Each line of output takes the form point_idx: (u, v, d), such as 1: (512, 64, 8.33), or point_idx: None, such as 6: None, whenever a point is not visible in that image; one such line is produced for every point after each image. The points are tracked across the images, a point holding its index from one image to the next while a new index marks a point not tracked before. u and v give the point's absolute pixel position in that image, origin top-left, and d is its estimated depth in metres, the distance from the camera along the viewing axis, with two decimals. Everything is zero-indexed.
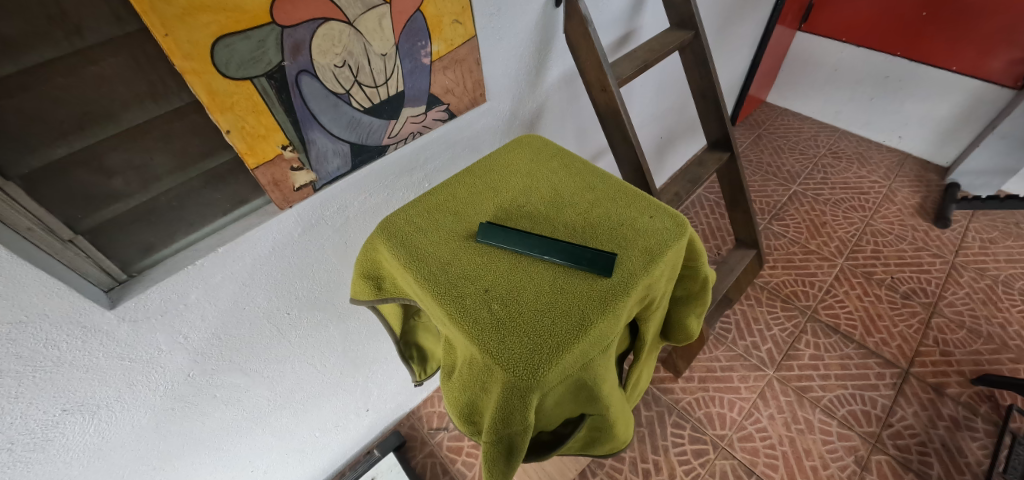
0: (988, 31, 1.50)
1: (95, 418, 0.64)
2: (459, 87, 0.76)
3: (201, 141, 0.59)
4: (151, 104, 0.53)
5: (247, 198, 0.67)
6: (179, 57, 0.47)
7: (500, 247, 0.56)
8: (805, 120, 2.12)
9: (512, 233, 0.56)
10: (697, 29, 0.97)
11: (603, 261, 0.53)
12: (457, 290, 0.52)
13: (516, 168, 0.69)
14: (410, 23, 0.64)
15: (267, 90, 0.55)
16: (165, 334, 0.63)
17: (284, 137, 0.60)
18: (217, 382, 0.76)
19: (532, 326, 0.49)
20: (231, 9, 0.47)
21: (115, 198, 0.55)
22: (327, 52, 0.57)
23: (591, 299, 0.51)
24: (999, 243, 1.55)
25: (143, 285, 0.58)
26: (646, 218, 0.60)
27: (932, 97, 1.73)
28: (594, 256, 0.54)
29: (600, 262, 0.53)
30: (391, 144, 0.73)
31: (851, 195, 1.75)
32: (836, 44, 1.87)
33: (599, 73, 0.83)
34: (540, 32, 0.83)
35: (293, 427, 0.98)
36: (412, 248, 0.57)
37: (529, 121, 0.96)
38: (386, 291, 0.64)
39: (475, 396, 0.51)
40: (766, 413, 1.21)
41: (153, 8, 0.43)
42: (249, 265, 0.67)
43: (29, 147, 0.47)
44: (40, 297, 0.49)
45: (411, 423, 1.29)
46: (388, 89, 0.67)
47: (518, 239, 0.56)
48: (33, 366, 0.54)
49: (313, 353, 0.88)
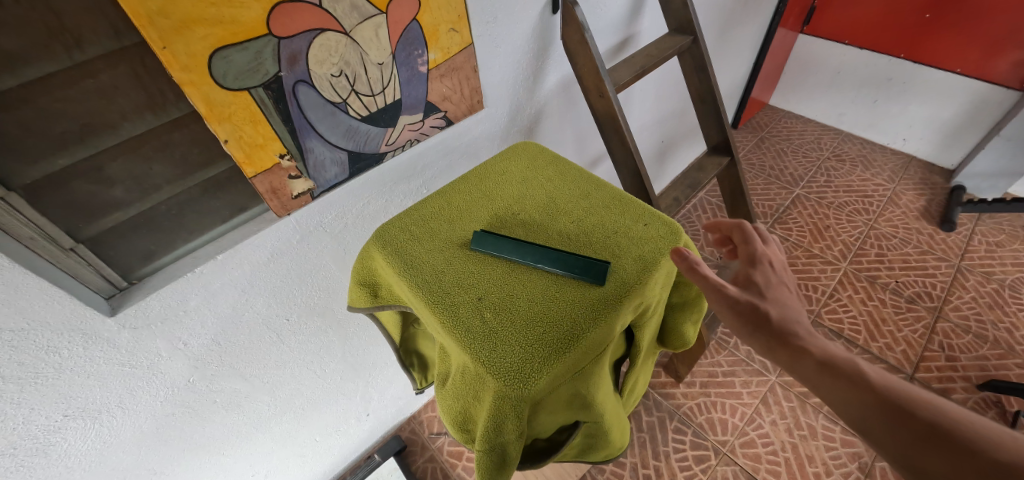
0: (994, 31, 1.49)
1: (95, 424, 0.65)
2: (456, 95, 0.77)
3: (200, 150, 0.60)
4: (150, 115, 0.54)
5: (246, 205, 0.67)
6: (178, 69, 0.48)
7: (490, 252, 0.57)
8: (809, 122, 2.11)
9: (502, 238, 0.57)
10: (696, 34, 0.97)
11: (594, 266, 0.54)
12: (451, 297, 0.52)
13: (512, 174, 0.69)
14: (406, 32, 0.64)
15: (264, 100, 0.55)
16: (165, 340, 0.64)
17: (282, 146, 0.60)
18: (216, 388, 0.76)
19: (524, 334, 0.49)
20: (228, 21, 0.48)
21: (115, 207, 0.56)
22: (323, 61, 0.58)
23: (582, 306, 0.51)
24: (1005, 246, 1.53)
25: (143, 292, 0.59)
26: (640, 226, 0.60)
27: (936, 99, 1.72)
28: (585, 261, 0.54)
29: (591, 266, 0.54)
30: (389, 151, 0.73)
31: (855, 197, 1.74)
32: (839, 46, 1.86)
33: (596, 79, 0.83)
34: (537, 39, 0.84)
35: (293, 432, 0.98)
36: (406, 255, 0.57)
37: (528, 127, 0.97)
38: (382, 298, 0.64)
39: (469, 404, 0.51)
40: (769, 419, 1.20)
41: (151, 22, 0.44)
42: (247, 272, 0.67)
43: (30, 157, 0.48)
44: (42, 305, 0.50)
45: (411, 427, 1.29)
46: (385, 97, 0.67)
47: (510, 246, 0.56)
48: (34, 372, 0.54)
49: (313, 358, 0.89)
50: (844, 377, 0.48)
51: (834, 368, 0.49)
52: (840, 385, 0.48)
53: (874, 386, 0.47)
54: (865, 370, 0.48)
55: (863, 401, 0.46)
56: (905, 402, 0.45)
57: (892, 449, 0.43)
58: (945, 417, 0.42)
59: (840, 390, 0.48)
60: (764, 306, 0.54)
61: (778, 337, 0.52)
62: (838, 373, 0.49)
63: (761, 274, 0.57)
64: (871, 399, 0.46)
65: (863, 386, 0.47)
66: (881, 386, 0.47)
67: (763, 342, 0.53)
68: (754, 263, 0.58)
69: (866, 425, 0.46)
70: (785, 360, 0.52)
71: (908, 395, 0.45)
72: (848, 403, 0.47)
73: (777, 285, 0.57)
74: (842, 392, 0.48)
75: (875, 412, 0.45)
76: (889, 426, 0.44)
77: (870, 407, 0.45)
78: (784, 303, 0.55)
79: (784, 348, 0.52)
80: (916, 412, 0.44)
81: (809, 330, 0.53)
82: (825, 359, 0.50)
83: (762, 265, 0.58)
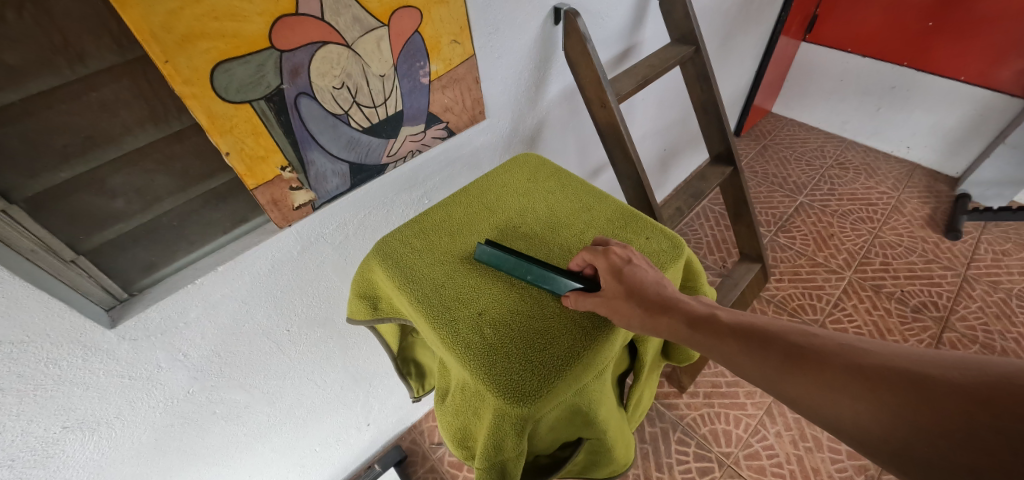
0: (997, 40, 1.49)
1: (94, 435, 0.65)
2: (458, 106, 0.77)
3: (202, 161, 0.60)
4: (153, 128, 0.54)
5: (247, 216, 0.67)
6: (180, 83, 0.48)
7: (493, 269, 0.56)
8: (811, 130, 2.10)
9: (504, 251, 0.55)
10: (698, 44, 0.97)
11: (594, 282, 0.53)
12: (449, 312, 0.52)
13: (512, 186, 0.69)
14: (408, 45, 0.64)
15: (267, 113, 0.55)
16: (165, 352, 0.64)
17: (283, 158, 0.60)
18: (217, 399, 0.76)
19: (523, 350, 0.48)
20: (230, 35, 0.49)
21: (117, 219, 0.56)
22: (326, 74, 0.58)
23: (583, 323, 0.51)
24: (1012, 255, 1.52)
25: (143, 304, 0.59)
26: (642, 240, 0.60)
27: (939, 108, 1.72)
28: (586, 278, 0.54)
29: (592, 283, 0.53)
30: (390, 163, 0.73)
31: (859, 206, 1.73)
32: (841, 55, 1.86)
33: (598, 89, 0.83)
34: (539, 50, 0.84)
35: (293, 442, 0.97)
36: (406, 269, 0.57)
37: (530, 137, 0.96)
38: (381, 311, 0.64)
39: (469, 420, 0.51)
40: (774, 430, 1.18)
41: (153, 36, 0.44)
42: (249, 283, 0.67)
43: (32, 170, 0.48)
44: (41, 317, 0.50)
45: (412, 437, 1.28)
46: (386, 109, 0.67)
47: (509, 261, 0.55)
48: (33, 384, 0.54)
49: (313, 368, 0.88)
50: (713, 331, 0.47)
51: (704, 325, 0.48)
52: (711, 338, 0.46)
53: (739, 330, 0.46)
54: (726, 318, 0.48)
55: (733, 348, 0.45)
56: (764, 334, 0.45)
57: (772, 385, 0.42)
58: (802, 338, 0.43)
59: (714, 343, 0.47)
60: (625, 296, 0.49)
61: (649, 310, 0.49)
62: (708, 329, 0.47)
63: (612, 265, 0.52)
64: (740, 343, 0.45)
65: (728, 333, 0.46)
66: (743, 327, 0.46)
67: (640, 325, 0.49)
68: (603, 259, 0.53)
69: (743, 370, 0.45)
70: (661, 333, 0.48)
71: (769, 330, 0.45)
72: (727, 356, 0.46)
73: (630, 265, 0.52)
74: (714, 346, 0.46)
75: (746, 355, 0.44)
76: (761, 364, 0.43)
77: (741, 353, 0.45)
78: (640, 280, 0.50)
79: (656, 321, 0.48)
80: (778, 342, 0.44)
81: (672, 293, 0.51)
82: (691, 317, 0.48)
83: (611, 257, 0.53)
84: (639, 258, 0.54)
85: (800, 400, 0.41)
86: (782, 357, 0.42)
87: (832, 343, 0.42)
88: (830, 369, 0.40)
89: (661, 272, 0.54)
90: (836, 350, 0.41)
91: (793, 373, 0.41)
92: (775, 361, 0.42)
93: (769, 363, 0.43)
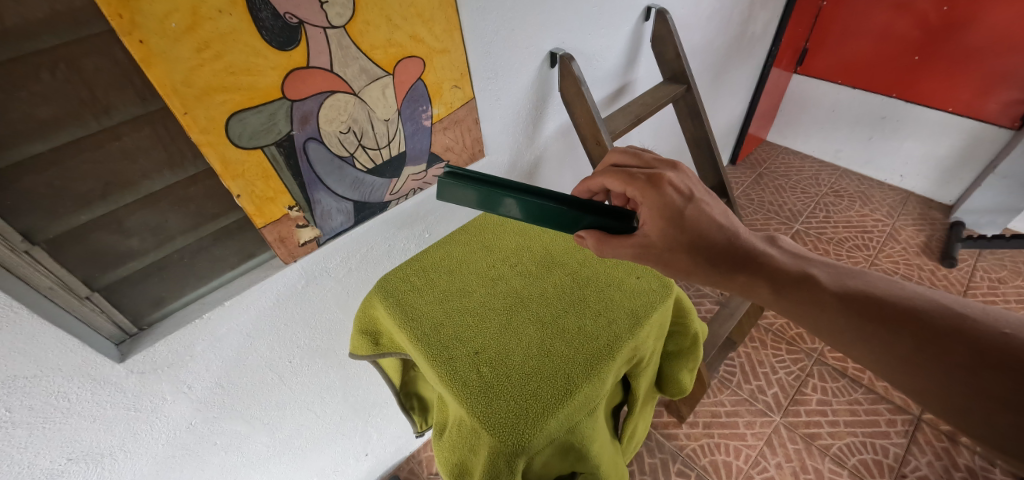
0: (983, 72, 1.53)
1: (97, 466, 0.66)
2: (459, 145, 0.80)
3: (214, 202, 0.63)
4: (169, 173, 0.57)
5: (255, 252, 0.70)
6: (196, 131, 0.51)
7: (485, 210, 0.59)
8: (805, 159, 2.15)
9: (487, 189, 0.55)
10: (688, 83, 1.02)
11: (627, 222, 0.56)
12: (448, 351, 0.54)
13: (510, 224, 0.73)
14: (411, 91, 0.68)
15: (276, 157, 0.59)
16: (170, 384, 0.65)
17: (290, 198, 0.63)
18: (216, 430, 0.76)
19: (520, 390, 0.50)
20: (245, 88, 0.52)
21: (131, 257, 0.59)
22: (333, 120, 0.61)
23: (575, 361, 0.53)
24: (1008, 282, 1.53)
25: (152, 338, 0.61)
26: (632, 279, 0.63)
27: (929, 137, 1.76)
28: (594, 207, 0.56)
29: (613, 216, 0.56)
30: (392, 200, 0.76)
31: (854, 233, 1.75)
32: (832, 86, 1.91)
33: (592, 128, 0.88)
34: (536, 92, 0.88)
35: (291, 473, 0.98)
36: (408, 308, 0.60)
37: (529, 171, 1.00)
38: (383, 346, 0.65)
39: (465, 457, 0.52)
40: (774, 461, 1.18)
41: (174, 91, 0.48)
42: (253, 317, 0.69)
43: (55, 213, 0.51)
44: (56, 353, 0.52)
45: (411, 467, 1.26)
46: (389, 150, 0.70)
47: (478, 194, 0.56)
48: (42, 417, 0.55)
49: (313, 399, 0.89)
50: (813, 295, 0.48)
51: (796, 290, 0.49)
52: (806, 306, 0.48)
53: (848, 297, 0.46)
54: (827, 282, 0.48)
55: (840, 322, 0.46)
56: (884, 309, 0.44)
57: (885, 368, 0.43)
58: (939, 319, 0.41)
59: (809, 311, 0.48)
60: (683, 248, 0.54)
61: (712, 269, 0.54)
62: (804, 297, 0.49)
63: (666, 201, 0.55)
64: (850, 317, 0.45)
65: (832, 299, 0.47)
66: (857, 299, 0.46)
67: (699, 278, 0.55)
68: (655, 193, 0.56)
69: (847, 348, 0.45)
70: (733, 289, 0.53)
71: (894, 304, 0.44)
72: (829, 327, 0.46)
73: (688, 201, 0.55)
74: (816, 314, 0.47)
75: (857, 333, 0.44)
76: (882, 347, 0.43)
77: (851, 333, 0.45)
78: (699, 220, 0.55)
79: (728, 277, 0.53)
80: (909, 321, 0.42)
81: (741, 240, 0.54)
82: (777, 281, 0.51)
83: (666, 189, 0.56)
84: (699, 189, 0.57)
85: (924, 390, 0.40)
86: (914, 341, 0.41)
87: (992, 332, 0.39)
88: (975, 365, 0.38)
89: (718, 201, 0.57)
90: (994, 339, 0.38)
91: (922, 362, 0.40)
92: (903, 347, 0.42)
93: (892, 345, 0.42)
